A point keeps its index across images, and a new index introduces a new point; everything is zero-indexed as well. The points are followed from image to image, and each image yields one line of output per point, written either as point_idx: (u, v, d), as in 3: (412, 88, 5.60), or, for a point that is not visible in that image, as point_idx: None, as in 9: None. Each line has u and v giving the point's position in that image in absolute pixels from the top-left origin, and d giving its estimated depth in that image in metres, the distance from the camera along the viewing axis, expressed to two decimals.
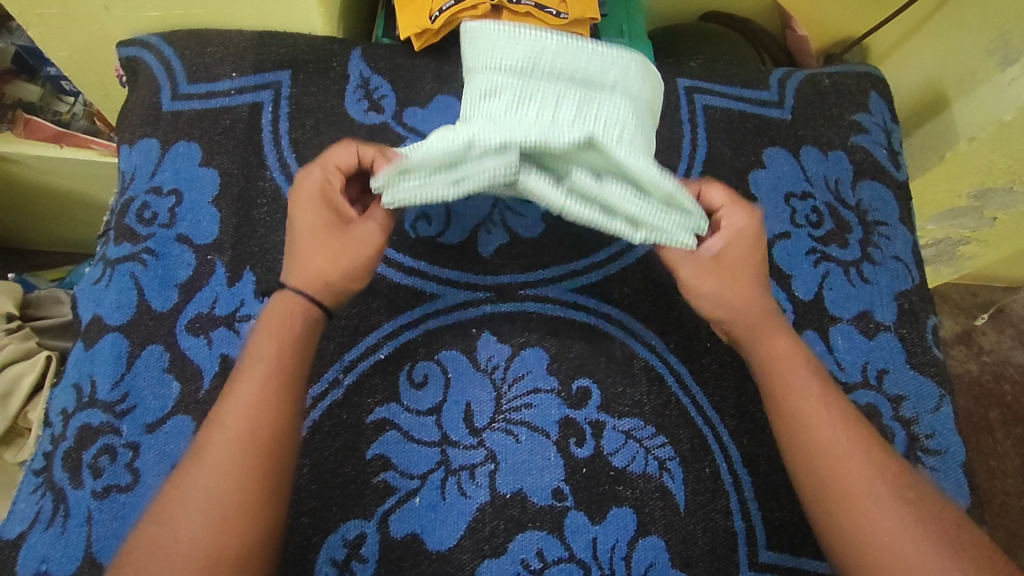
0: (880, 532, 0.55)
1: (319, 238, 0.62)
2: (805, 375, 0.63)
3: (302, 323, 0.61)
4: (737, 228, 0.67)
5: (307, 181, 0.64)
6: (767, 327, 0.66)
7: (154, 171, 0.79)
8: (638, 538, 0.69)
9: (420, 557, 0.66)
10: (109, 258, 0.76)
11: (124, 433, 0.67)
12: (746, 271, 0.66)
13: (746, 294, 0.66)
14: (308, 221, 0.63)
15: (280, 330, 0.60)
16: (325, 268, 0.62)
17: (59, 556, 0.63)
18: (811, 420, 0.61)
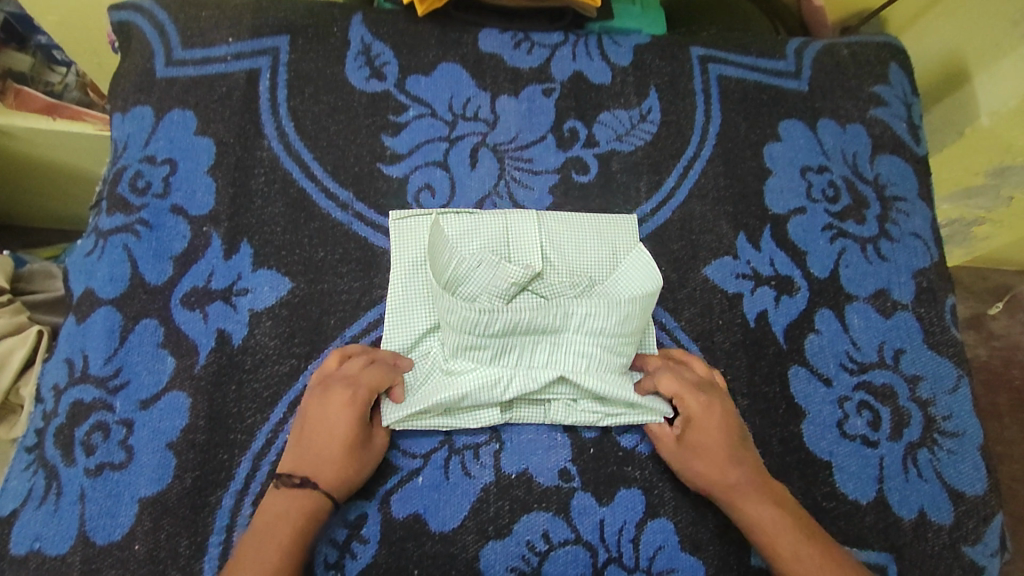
0: None
1: (343, 457, 0.62)
2: (788, 529, 0.62)
3: (317, 508, 0.60)
4: (691, 416, 0.67)
5: (336, 393, 0.63)
6: (749, 490, 0.64)
7: (148, 140, 0.76)
8: (647, 520, 0.67)
9: (423, 538, 0.64)
10: (101, 230, 0.73)
11: (117, 409, 0.65)
12: (717, 452, 0.66)
13: (716, 468, 0.65)
14: (325, 448, 0.62)
15: (297, 510, 0.59)
16: (348, 473, 0.62)
17: (52, 534, 0.61)
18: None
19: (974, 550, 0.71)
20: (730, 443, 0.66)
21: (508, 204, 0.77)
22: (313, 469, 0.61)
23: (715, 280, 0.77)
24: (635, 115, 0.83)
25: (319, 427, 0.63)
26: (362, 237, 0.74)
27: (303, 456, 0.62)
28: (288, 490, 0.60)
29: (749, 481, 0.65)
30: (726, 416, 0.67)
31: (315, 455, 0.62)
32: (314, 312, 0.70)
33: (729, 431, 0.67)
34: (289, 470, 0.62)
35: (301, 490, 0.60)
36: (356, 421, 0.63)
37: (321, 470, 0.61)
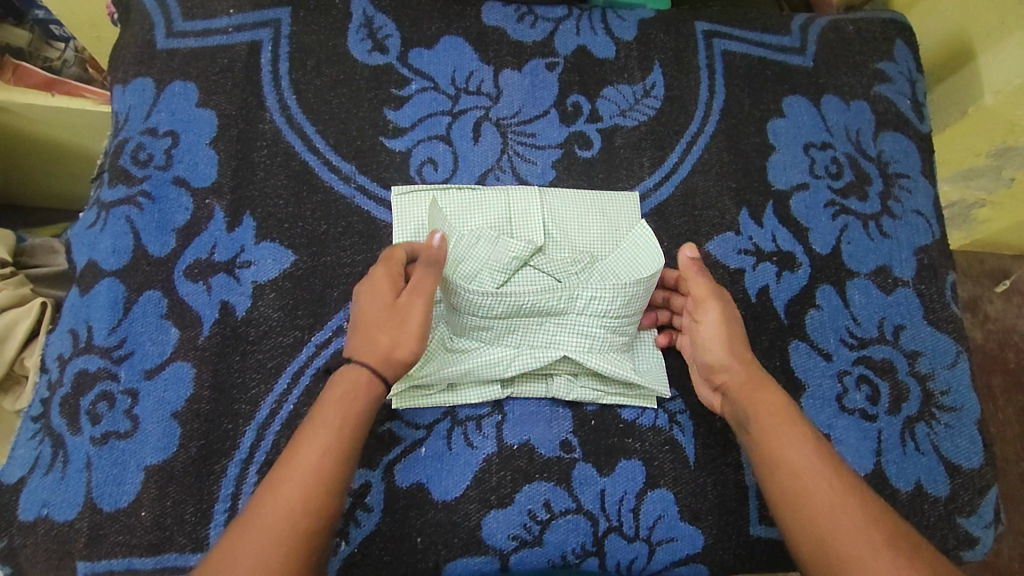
0: None
1: (378, 323, 0.60)
2: (793, 424, 0.59)
3: (355, 380, 0.58)
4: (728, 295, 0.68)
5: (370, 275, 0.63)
6: (761, 386, 0.62)
7: (150, 112, 0.75)
8: (647, 490, 0.67)
9: (426, 507, 0.65)
10: (104, 202, 0.73)
11: (122, 379, 0.65)
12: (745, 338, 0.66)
13: (741, 348, 0.65)
14: (372, 313, 0.60)
15: (339, 391, 0.58)
16: (385, 343, 0.59)
17: (59, 501, 0.61)
18: (803, 472, 0.56)
19: (969, 521, 0.72)
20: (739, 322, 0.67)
21: (511, 179, 0.77)
22: (356, 344, 0.60)
23: (717, 256, 0.77)
24: (639, 90, 0.83)
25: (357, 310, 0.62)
26: (365, 210, 0.74)
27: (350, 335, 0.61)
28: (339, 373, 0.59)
29: (761, 380, 0.63)
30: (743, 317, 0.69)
31: (356, 332, 0.61)
32: (318, 284, 0.71)
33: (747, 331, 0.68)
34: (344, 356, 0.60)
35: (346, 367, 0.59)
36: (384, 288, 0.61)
37: (360, 346, 0.59)
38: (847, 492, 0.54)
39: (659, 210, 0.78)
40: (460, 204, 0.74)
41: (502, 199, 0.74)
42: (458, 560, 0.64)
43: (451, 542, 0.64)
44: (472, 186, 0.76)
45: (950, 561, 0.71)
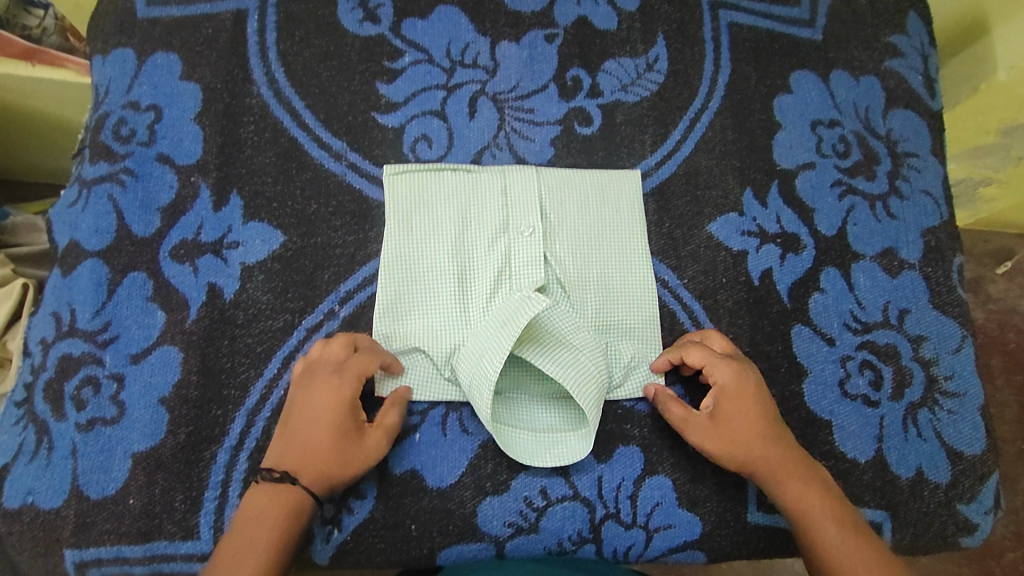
0: None
1: (326, 447, 0.58)
2: (824, 507, 0.60)
3: (297, 504, 0.56)
4: (721, 386, 0.64)
5: (320, 386, 0.60)
6: (785, 470, 0.62)
7: (131, 85, 0.72)
8: (645, 477, 0.66)
9: (420, 494, 0.64)
10: (85, 179, 0.70)
11: (107, 364, 0.63)
12: (751, 428, 0.63)
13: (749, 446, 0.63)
14: (318, 437, 0.58)
15: (279, 509, 0.56)
16: (333, 467, 0.58)
17: (45, 488, 0.60)
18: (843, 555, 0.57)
19: (969, 508, 0.71)
20: (761, 416, 0.64)
21: (508, 157, 0.75)
22: (294, 463, 0.57)
23: (720, 238, 0.75)
24: (641, 64, 0.80)
25: (297, 421, 0.59)
26: (356, 188, 0.72)
27: (284, 446, 0.59)
28: (270, 486, 0.57)
29: (787, 459, 0.62)
30: (759, 388, 0.65)
31: (295, 446, 0.58)
32: (308, 266, 0.68)
33: (762, 404, 0.64)
34: (271, 465, 0.58)
35: (280, 486, 0.56)
36: (341, 413, 0.59)
37: (304, 466, 0.57)
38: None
39: (659, 189, 0.75)
40: (456, 186, 0.72)
41: (499, 183, 0.71)
42: (452, 547, 0.63)
43: (446, 529, 0.63)
44: (466, 164, 0.74)
45: (948, 547, 0.70)
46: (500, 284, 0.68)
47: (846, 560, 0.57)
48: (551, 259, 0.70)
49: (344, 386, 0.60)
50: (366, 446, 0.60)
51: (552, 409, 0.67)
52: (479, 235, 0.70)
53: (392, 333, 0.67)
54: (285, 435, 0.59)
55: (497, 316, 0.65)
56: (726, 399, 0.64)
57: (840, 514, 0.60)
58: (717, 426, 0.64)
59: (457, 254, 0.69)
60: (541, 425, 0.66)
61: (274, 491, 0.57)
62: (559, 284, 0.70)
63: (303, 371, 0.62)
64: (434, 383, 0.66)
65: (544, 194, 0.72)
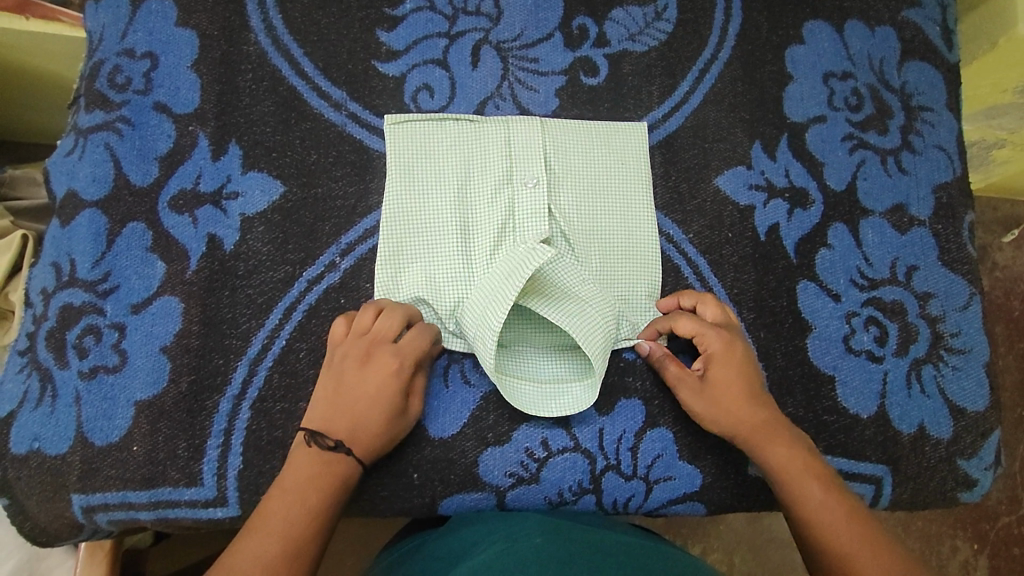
0: None
1: (381, 421, 0.59)
2: (807, 470, 0.60)
3: (346, 476, 0.57)
4: (711, 353, 0.64)
5: (378, 364, 0.59)
6: (771, 430, 0.62)
7: (126, 31, 0.70)
8: (646, 430, 0.67)
9: (422, 444, 0.64)
10: (81, 128, 0.69)
11: (108, 313, 0.63)
12: (736, 394, 0.63)
13: (738, 408, 0.62)
14: (372, 414, 0.58)
15: (329, 472, 0.56)
16: (378, 444, 0.59)
17: (50, 435, 0.61)
18: (822, 508, 0.57)
19: (969, 464, 0.71)
20: (749, 383, 0.64)
21: (511, 107, 0.73)
22: (348, 435, 0.57)
23: (727, 192, 0.74)
24: (650, 13, 0.77)
25: (351, 392, 0.59)
26: (358, 138, 0.70)
27: (332, 412, 0.58)
28: (318, 453, 0.56)
29: (773, 424, 0.62)
30: (746, 356, 0.65)
31: (345, 418, 0.58)
32: (309, 217, 0.68)
33: (747, 374, 0.64)
34: (321, 429, 0.58)
35: (332, 455, 0.56)
36: (397, 394, 0.59)
37: (358, 438, 0.58)
38: (864, 524, 0.56)
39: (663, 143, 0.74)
40: (458, 136, 0.70)
41: (503, 134, 0.70)
42: (454, 496, 0.64)
43: (448, 479, 0.64)
44: (469, 114, 0.72)
45: (946, 502, 0.71)
46: (504, 235, 0.68)
47: (824, 516, 0.57)
48: (555, 211, 0.69)
49: (403, 366, 0.60)
50: (408, 422, 0.61)
51: (557, 359, 0.67)
52: (481, 186, 0.69)
53: (395, 283, 0.67)
54: (335, 405, 0.58)
55: (503, 266, 0.64)
56: (715, 365, 0.64)
57: (825, 477, 0.60)
58: (707, 391, 0.64)
59: (459, 205, 0.68)
60: (544, 375, 0.66)
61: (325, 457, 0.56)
62: (564, 236, 0.69)
63: (358, 345, 0.60)
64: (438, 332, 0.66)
65: (548, 144, 0.70)
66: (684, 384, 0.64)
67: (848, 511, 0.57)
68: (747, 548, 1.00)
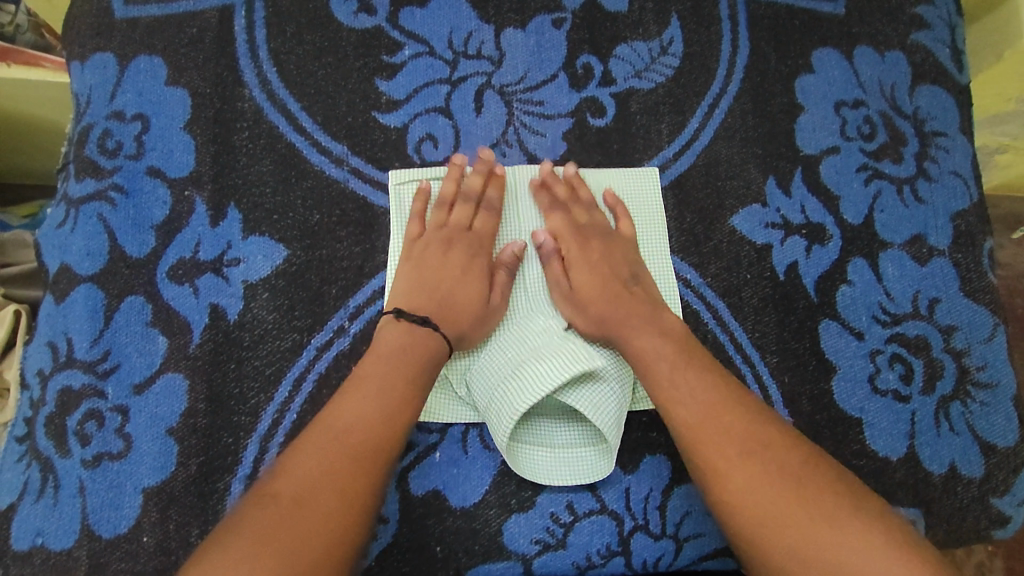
0: (750, 494, 0.51)
1: (474, 310, 0.62)
2: (694, 377, 0.58)
3: (434, 350, 0.59)
4: (568, 254, 0.66)
5: (457, 253, 0.64)
6: (629, 318, 0.62)
7: (113, 92, 0.67)
8: (673, 486, 0.65)
9: (444, 515, 0.62)
10: (72, 198, 0.66)
11: (109, 396, 0.60)
12: (596, 290, 0.64)
13: (603, 297, 0.63)
14: (450, 262, 0.64)
15: (415, 354, 0.58)
16: (467, 325, 0.62)
17: (54, 529, 0.58)
18: (679, 392, 0.57)
19: (1003, 501, 0.69)
20: (615, 272, 0.65)
21: (519, 154, 0.71)
22: (440, 312, 0.61)
23: (743, 232, 0.72)
24: (655, 47, 0.75)
25: (433, 274, 0.63)
26: (360, 195, 0.67)
27: (421, 295, 0.62)
28: (407, 329, 0.59)
29: (643, 316, 0.62)
30: (603, 242, 0.66)
31: (436, 295, 0.62)
32: (314, 282, 0.65)
33: (602, 257, 0.65)
34: (407, 307, 0.61)
35: (418, 328, 0.59)
36: (478, 275, 0.64)
37: (448, 316, 0.61)
38: (728, 416, 0.55)
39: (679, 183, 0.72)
40: (461, 194, 0.68)
41: (510, 191, 0.69)
42: (479, 567, 0.61)
43: (472, 549, 0.62)
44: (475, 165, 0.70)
45: (981, 542, 0.69)
46: (524, 306, 0.66)
47: (707, 429, 0.55)
48: (569, 271, 0.66)
49: (482, 246, 0.66)
50: (498, 308, 0.64)
51: (571, 425, 0.63)
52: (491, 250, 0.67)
53: None
54: (422, 284, 0.63)
55: (526, 336, 0.63)
56: (574, 267, 0.65)
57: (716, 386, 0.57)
58: (569, 292, 0.64)
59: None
60: (557, 441, 0.63)
61: (414, 331, 0.59)
62: None
63: (438, 235, 0.65)
64: (452, 411, 0.64)
65: (559, 199, 0.69)
66: (554, 288, 0.65)
67: (747, 433, 0.54)
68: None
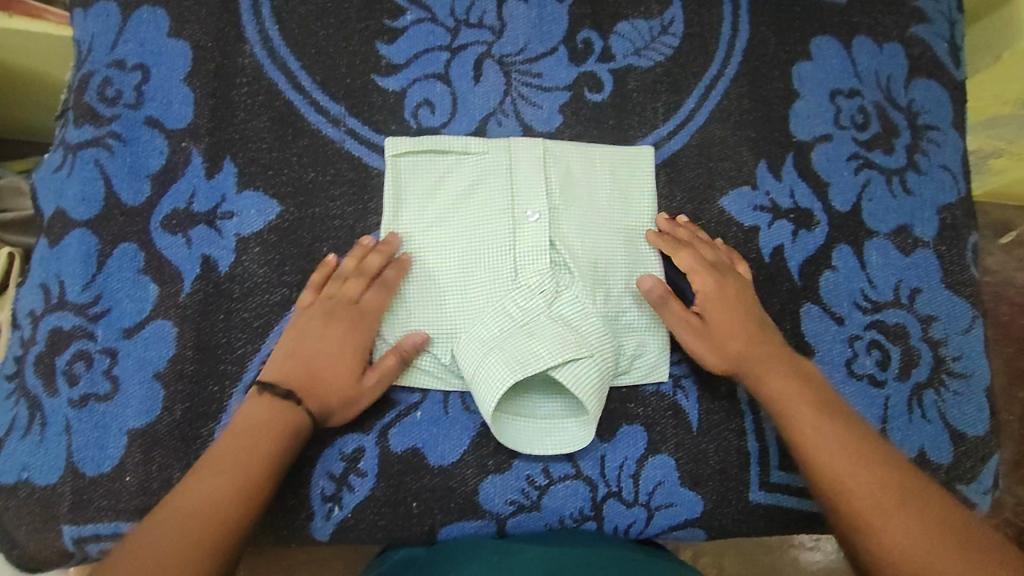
0: (901, 537, 0.51)
1: (339, 396, 0.60)
2: (829, 423, 0.58)
3: (296, 429, 0.57)
4: (708, 294, 0.65)
5: (338, 327, 0.61)
6: (772, 361, 0.63)
7: (115, 41, 0.67)
8: (648, 456, 0.66)
9: (422, 472, 0.64)
10: (69, 144, 0.66)
11: (99, 338, 0.61)
12: (739, 330, 0.64)
13: (750, 335, 0.64)
14: (325, 334, 0.60)
15: (279, 434, 0.56)
16: (331, 404, 0.59)
17: (40, 465, 0.59)
18: (815, 432, 0.58)
19: (968, 488, 0.71)
20: (748, 310, 0.65)
21: (514, 125, 0.71)
22: (301, 385, 0.58)
23: (732, 213, 0.73)
24: (656, 26, 0.75)
25: (311, 347, 0.60)
26: (355, 154, 0.68)
27: (292, 364, 0.59)
28: (274, 403, 0.57)
29: (773, 355, 0.63)
30: (740, 290, 0.66)
31: (306, 369, 0.59)
32: (306, 239, 0.66)
33: (741, 300, 0.66)
34: (275, 379, 0.58)
35: (284, 406, 0.57)
36: (356, 357, 0.61)
37: (315, 395, 0.58)
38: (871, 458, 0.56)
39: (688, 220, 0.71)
40: (454, 163, 0.68)
41: (504, 161, 0.68)
42: (454, 524, 0.63)
43: (448, 506, 0.63)
44: (470, 134, 0.70)
45: None
46: (508, 281, 0.66)
47: (851, 471, 0.55)
48: (558, 243, 0.67)
49: (365, 323, 0.62)
50: (366, 395, 0.61)
51: (552, 397, 0.64)
52: (486, 232, 0.67)
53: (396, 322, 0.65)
54: (296, 358, 0.60)
55: (512, 315, 0.64)
56: (711, 303, 0.65)
57: (849, 430, 0.58)
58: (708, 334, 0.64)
59: (469, 264, 0.66)
60: (540, 412, 0.64)
61: (276, 408, 0.57)
62: (567, 267, 0.67)
63: (323, 306, 0.62)
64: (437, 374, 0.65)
65: (548, 172, 0.68)
66: (685, 326, 0.65)
67: (884, 475, 0.55)
68: (735, 547, 0.93)
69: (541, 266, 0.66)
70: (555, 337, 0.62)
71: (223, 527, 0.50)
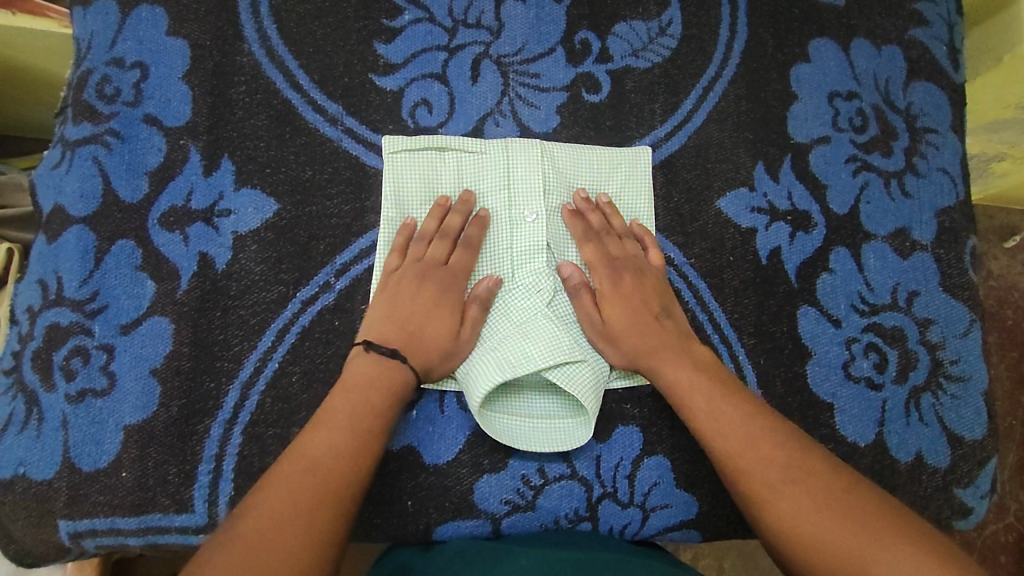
0: (797, 516, 0.51)
1: (437, 347, 0.61)
2: (730, 409, 0.57)
3: (401, 384, 0.57)
4: (603, 290, 0.64)
5: (431, 283, 0.62)
6: (658, 351, 0.62)
7: (115, 39, 0.68)
8: (643, 457, 0.66)
9: (417, 471, 0.64)
10: (68, 140, 0.66)
11: (96, 334, 0.62)
12: (637, 326, 0.63)
13: (645, 329, 0.63)
14: (420, 292, 0.62)
15: (382, 389, 0.56)
16: (432, 359, 0.60)
17: (35, 460, 0.59)
18: (712, 421, 0.57)
19: (966, 492, 0.71)
20: (647, 302, 0.64)
21: (512, 125, 0.71)
22: (404, 343, 0.59)
23: (729, 215, 0.73)
24: (654, 28, 0.76)
25: (406, 306, 0.61)
26: (353, 153, 0.68)
27: (389, 325, 0.60)
28: (379, 361, 0.58)
29: (666, 346, 0.62)
30: (643, 280, 0.65)
31: (407, 326, 0.60)
32: (303, 237, 0.66)
33: (641, 292, 0.64)
34: (379, 338, 0.60)
35: (393, 364, 0.58)
36: (452, 309, 0.62)
37: (414, 349, 0.60)
38: (774, 440, 0.55)
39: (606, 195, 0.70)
40: (452, 161, 0.68)
41: (502, 162, 0.68)
42: (449, 523, 0.63)
43: (443, 505, 0.63)
44: (467, 134, 0.70)
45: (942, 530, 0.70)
46: (504, 281, 0.66)
47: (748, 459, 0.54)
48: (555, 244, 0.67)
49: (456, 281, 0.63)
50: (463, 347, 0.62)
51: (547, 395, 0.64)
52: None
53: None
54: (392, 318, 0.61)
55: (510, 315, 0.64)
56: (607, 299, 0.64)
57: (749, 410, 0.58)
58: (606, 332, 0.63)
59: None
60: (536, 412, 0.64)
61: (384, 365, 0.58)
62: (563, 269, 0.67)
63: (412, 267, 0.63)
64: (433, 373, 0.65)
65: (547, 172, 0.69)
66: (585, 320, 0.64)
67: (781, 456, 0.54)
68: (736, 552, 0.93)
69: (538, 266, 0.66)
70: (551, 339, 0.63)
71: (341, 486, 0.50)
